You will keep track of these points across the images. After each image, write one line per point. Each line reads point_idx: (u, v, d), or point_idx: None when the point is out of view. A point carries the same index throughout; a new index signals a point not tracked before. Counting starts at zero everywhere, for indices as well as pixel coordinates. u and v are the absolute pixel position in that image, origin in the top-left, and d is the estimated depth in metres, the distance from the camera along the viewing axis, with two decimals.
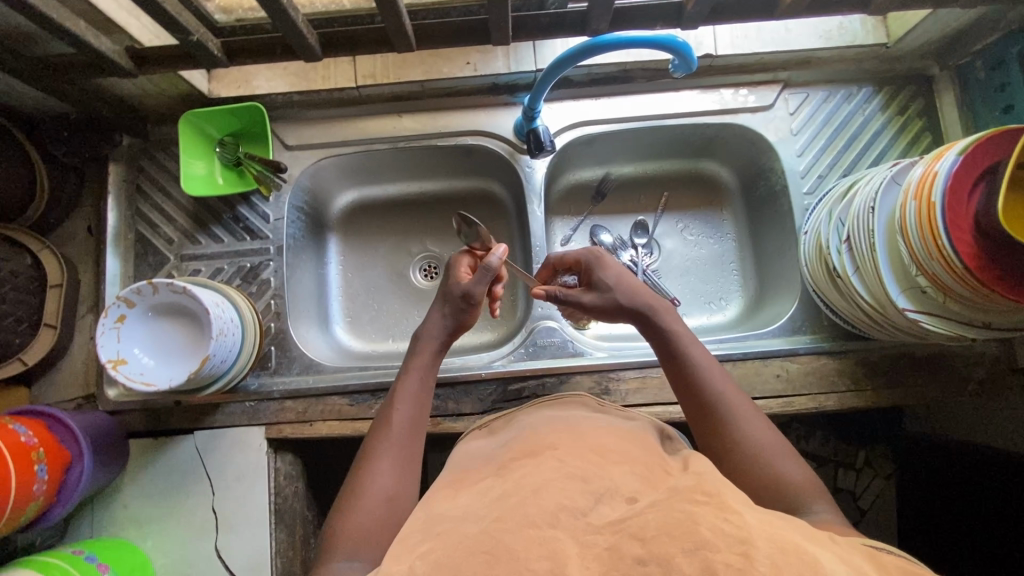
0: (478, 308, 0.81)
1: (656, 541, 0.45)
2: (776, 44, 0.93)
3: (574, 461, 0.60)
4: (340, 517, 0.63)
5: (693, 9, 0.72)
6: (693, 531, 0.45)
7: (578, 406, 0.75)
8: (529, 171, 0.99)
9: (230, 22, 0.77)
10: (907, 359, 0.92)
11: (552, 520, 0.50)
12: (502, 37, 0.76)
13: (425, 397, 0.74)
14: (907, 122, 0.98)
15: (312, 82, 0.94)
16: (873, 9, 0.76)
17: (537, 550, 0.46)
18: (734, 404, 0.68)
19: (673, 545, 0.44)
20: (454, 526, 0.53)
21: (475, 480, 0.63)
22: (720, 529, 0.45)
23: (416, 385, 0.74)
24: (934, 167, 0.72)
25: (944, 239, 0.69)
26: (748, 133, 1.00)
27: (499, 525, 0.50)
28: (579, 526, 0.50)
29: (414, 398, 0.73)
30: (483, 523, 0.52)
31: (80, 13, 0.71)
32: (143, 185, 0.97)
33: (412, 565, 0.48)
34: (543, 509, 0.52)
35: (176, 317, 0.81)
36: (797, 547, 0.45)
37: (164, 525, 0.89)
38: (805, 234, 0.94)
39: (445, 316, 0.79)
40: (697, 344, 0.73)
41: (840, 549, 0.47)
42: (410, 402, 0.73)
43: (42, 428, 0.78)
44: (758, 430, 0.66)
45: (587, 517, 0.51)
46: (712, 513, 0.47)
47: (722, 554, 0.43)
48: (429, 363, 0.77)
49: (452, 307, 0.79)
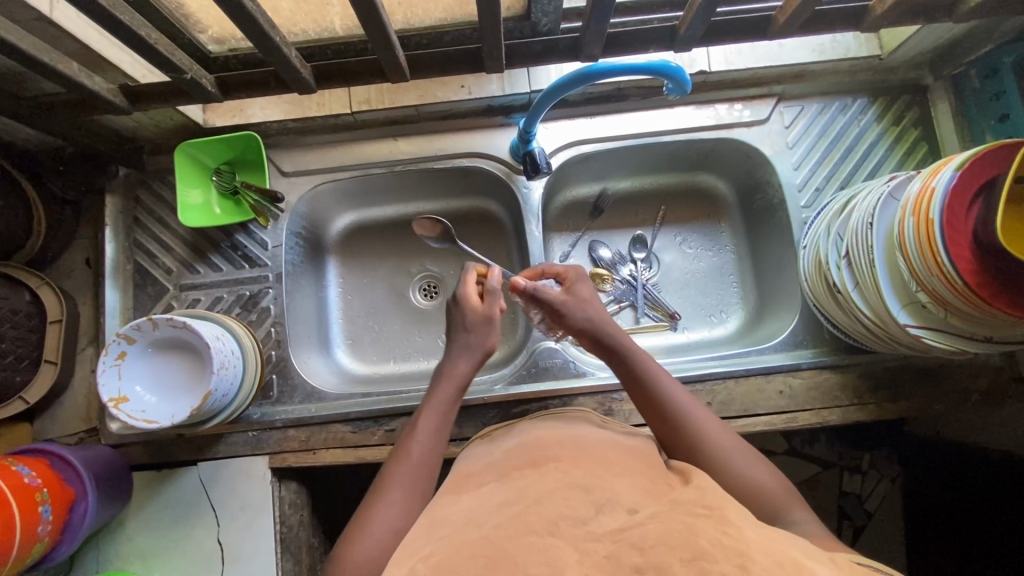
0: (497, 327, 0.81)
1: (655, 550, 0.47)
2: (769, 59, 0.93)
3: (576, 469, 0.61)
4: (351, 541, 0.63)
5: (686, 32, 0.71)
6: (692, 541, 0.47)
7: (579, 423, 0.75)
8: (526, 191, 0.99)
9: (224, 53, 0.77)
10: (910, 370, 0.91)
11: (551, 527, 0.52)
12: (496, 64, 0.77)
13: (444, 429, 0.74)
14: (903, 131, 0.98)
15: (307, 109, 0.94)
16: (865, 26, 0.75)
17: (535, 558, 0.48)
18: (693, 413, 0.70)
19: (671, 554, 0.46)
20: (456, 529, 0.55)
21: (480, 482, 0.64)
22: (717, 540, 0.46)
23: (438, 420, 0.74)
24: (931, 183, 0.72)
25: (943, 254, 0.69)
26: (744, 147, 1.00)
27: (500, 530, 0.52)
28: (579, 533, 0.51)
29: (434, 430, 0.73)
30: (486, 526, 0.53)
31: (71, 53, 0.71)
32: (140, 216, 0.97)
33: (413, 567, 0.50)
34: (544, 517, 0.53)
35: (177, 352, 0.81)
36: (795, 556, 0.46)
37: (170, 557, 0.89)
38: (804, 248, 0.94)
39: (468, 346, 0.79)
40: (654, 361, 0.75)
41: (843, 566, 0.47)
42: (430, 435, 0.72)
43: (44, 467, 0.78)
44: (720, 437, 0.68)
45: (588, 526, 0.52)
46: (712, 526, 0.48)
47: (719, 565, 0.44)
48: (452, 401, 0.76)
49: (474, 335, 0.80)
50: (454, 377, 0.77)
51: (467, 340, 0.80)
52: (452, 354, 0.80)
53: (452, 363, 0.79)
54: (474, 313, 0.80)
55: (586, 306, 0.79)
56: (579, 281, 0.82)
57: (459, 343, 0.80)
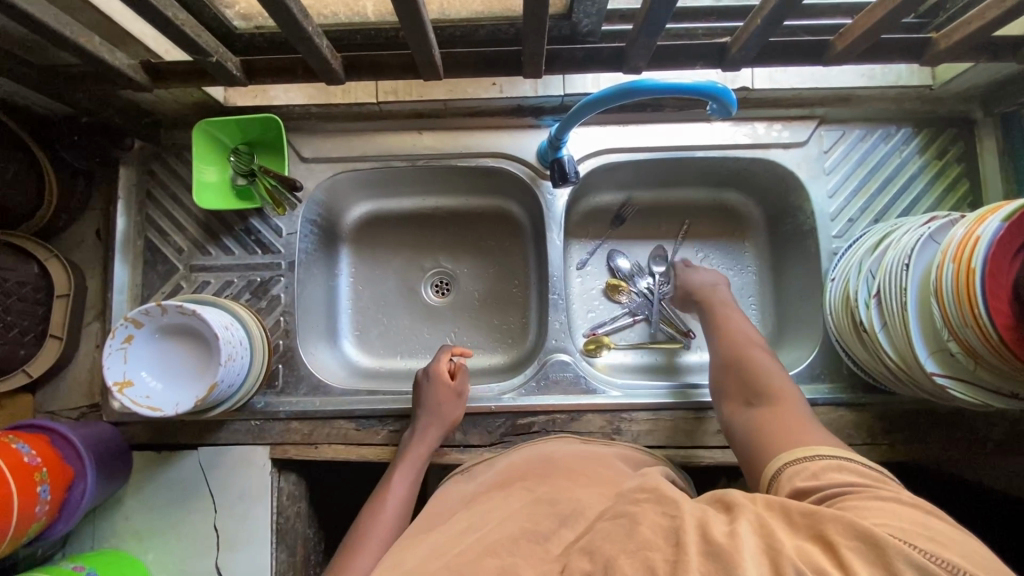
0: (452, 400, 0.86)
1: (602, 549, 0.45)
2: (814, 81, 0.89)
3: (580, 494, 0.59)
4: None
5: (739, 52, 0.68)
6: (636, 531, 0.45)
7: (566, 445, 0.77)
8: (550, 198, 0.96)
9: (249, 30, 0.74)
10: (925, 415, 0.90)
11: (513, 546, 0.52)
12: (535, 70, 0.74)
13: (415, 489, 0.81)
14: (945, 167, 0.95)
15: (330, 96, 0.91)
16: (926, 60, 0.71)
17: None
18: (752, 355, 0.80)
19: (619, 547, 0.43)
20: (426, 562, 0.53)
21: (446, 515, 0.66)
22: (660, 526, 0.44)
23: (411, 477, 0.81)
24: (976, 231, 0.70)
25: (980, 308, 0.66)
26: (779, 169, 0.97)
27: (460, 558, 0.51)
28: (538, 552, 0.51)
29: (408, 488, 0.81)
30: (463, 551, 0.53)
31: (91, 25, 0.68)
32: (153, 190, 0.95)
33: None
34: (506, 536, 0.54)
35: (184, 337, 0.79)
36: (723, 525, 0.43)
37: (164, 538, 0.89)
38: (832, 280, 0.91)
39: (438, 417, 0.85)
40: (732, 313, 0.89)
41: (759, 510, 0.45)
42: (404, 494, 0.80)
43: (44, 444, 0.77)
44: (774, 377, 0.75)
45: (547, 543, 0.52)
46: (651, 510, 0.47)
47: (660, 551, 0.42)
48: (423, 457, 0.83)
49: (445, 411, 0.85)
50: (426, 445, 0.83)
51: (435, 416, 0.85)
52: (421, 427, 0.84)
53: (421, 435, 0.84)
54: (444, 391, 0.86)
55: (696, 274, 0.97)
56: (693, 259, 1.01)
57: (430, 415, 0.84)
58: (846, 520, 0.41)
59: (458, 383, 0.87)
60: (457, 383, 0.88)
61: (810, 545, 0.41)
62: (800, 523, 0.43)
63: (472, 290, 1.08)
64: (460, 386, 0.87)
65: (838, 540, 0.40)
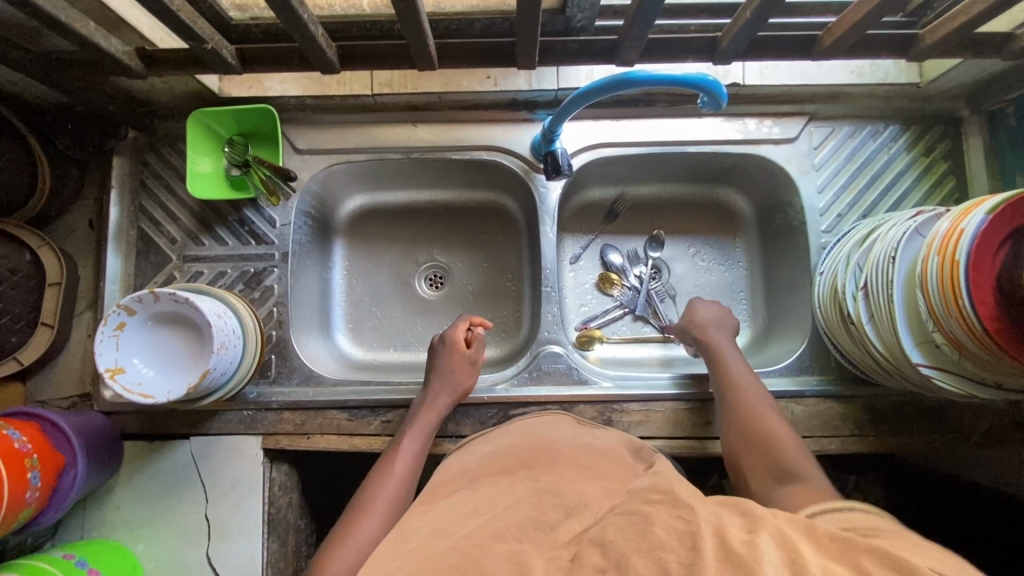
0: (470, 368, 0.89)
1: (616, 547, 0.45)
2: (804, 78, 0.91)
3: None
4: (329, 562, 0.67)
5: (729, 46, 0.69)
6: (649, 531, 0.45)
7: (569, 429, 0.79)
8: (544, 191, 0.97)
9: (244, 21, 0.74)
10: (912, 407, 0.91)
11: (520, 534, 0.53)
12: (529, 61, 0.74)
13: (421, 458, 0.82)
14: (932, 163, 0.96)
15: (326, 87, 0.92)
16: (912, 56, 0.73)
17: (504, 565, 0.48)
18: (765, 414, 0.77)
19: (631, 546, 0.44)
20: (426, 542, 0.55)
21: (453, 493, 0.66)
22: (673, 528, 0.44)
23: (417, 445, 0.81)
24: (960, 224, 0.71)
25: (965, 300, 0.67)
26: (769, 165, 0.98)
27: (468, 542, 0.52)
28: (545, 540, 0.52)
29: (414, 455, 0.81)
30: (456, 539, 0.54)
31: (85, 10, 0.68)
32: (148, 180, 0.95)
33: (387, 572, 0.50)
34: (513, 523, 0.54)
35: (177, 326, 0.79)
36: (740, 531, 0.43)
37: (155, 529, 0.89)
38: (820, 274, 0.93)
39: (450, 381, 0.87)
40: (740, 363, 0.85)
41: (781, 520, 0.44)
42: (409, 459, 0.80)
43: (35, 431, 0.77)
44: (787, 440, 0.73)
45: (554, 533, 0.53)
46: (665, 512, 0.47)
47: (674, 553, 0.42)
48: (431, 425, 0.84)
49: (458, 375, 0.88)
50: (434, 409, 0.84)
51: (449, 379, 0.87)
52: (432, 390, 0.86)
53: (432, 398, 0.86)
54: (460, 357, 0.89)
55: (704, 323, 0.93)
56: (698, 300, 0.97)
57: (443, 378, 0.87)
58: (883, 552, 0.39)
59: (474, 350, 0.90)
60: (472, 352, 0.90)
61: (838, 567, 0.38)
62: (829, 546, 0.41)
63: (466, 283, 1.08)
64: (477, 356, 0.90)
65: (869, 566, 0.38)
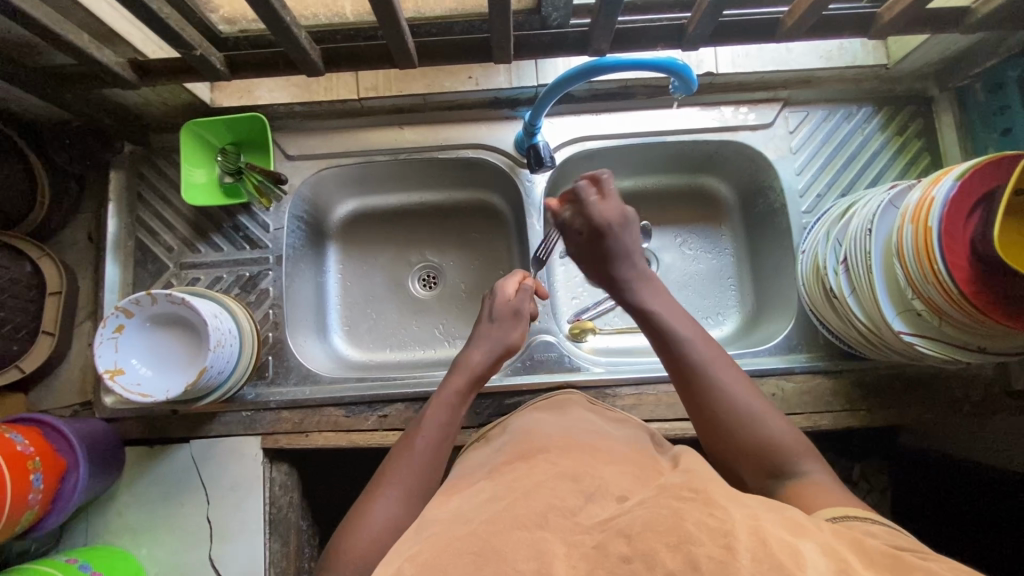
0: (523, 325, 0.85)
1: (641, 537, 0.44)
2: (776, 64, 0.94)
3: (565, 460, 0.60)
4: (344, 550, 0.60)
5: (695, 31, 0.72)
6: (679, 526, 0.45)
7: (582, 415, 0.75)
8: (529, 184, 1.00)
9: (233, 34, 0.77)
10: (901, 379, 0.92)
11: (541, 520, 0.49)
12: (505, 55, 0.77)
13: (450, 430, 0.74)
14: (906, 142, 0.99)
15: (314, 94, 0.94)
16: (873, 34, 0.76)
17: (524, 551, 0.45)
18: (716, 369, 0.68)
19: (658, 539, 0.44)
20: (444, 527, 0.52)
21: (468, 482, 0.63)
22: (703, 523, 0.45)
23: (445, 415, 0.74)
24: (931, 193, 0.72)
25: (940, 264, 0.69)
26: (748, 151, 1.01)
27: (489, 526, 0.49)
28: (567, 525, 0.48)
29: (440, 428, 0.73)
30: (471, 525, 0.51)
31: (81, 24, 0.71)
32: (144, 192, 0.98)
33: (400, 567, 0.47)
34: (532, 510, 0.51)
35: (173, 328, 0.81)
36: (781, 534, 0.45)
37: (158, 534, 0.89)
38: (803, 252, 0.94)
39: (490, 339, 0.82)
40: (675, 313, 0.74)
41: (824, 537, 0.46)
42: (435, 432, 0.73)
43: (37, 436, 0.78)
44: (746, 395, 0.67)
45: (576, 517, 0.49)
46: (698, 510, 0.47)
47: (704, 547, 0.42)
48: (462, 393, 0.77)
49: (501, 326, 0.83)
50: (467, 369, 0.79)
51: (490, 332, 0.83)
52: (469, 348, 0.82)
53: (465, 356, 0.81)
54: (506, 303, 0.85)
55: (620, 258, 0.80)
56: (610, 226, 0.80)
57: (481, 336, 0.83)
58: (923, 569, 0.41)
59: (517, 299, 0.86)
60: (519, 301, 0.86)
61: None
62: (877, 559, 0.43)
63: (458, 282, 1.10)
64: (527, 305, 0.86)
65: None
